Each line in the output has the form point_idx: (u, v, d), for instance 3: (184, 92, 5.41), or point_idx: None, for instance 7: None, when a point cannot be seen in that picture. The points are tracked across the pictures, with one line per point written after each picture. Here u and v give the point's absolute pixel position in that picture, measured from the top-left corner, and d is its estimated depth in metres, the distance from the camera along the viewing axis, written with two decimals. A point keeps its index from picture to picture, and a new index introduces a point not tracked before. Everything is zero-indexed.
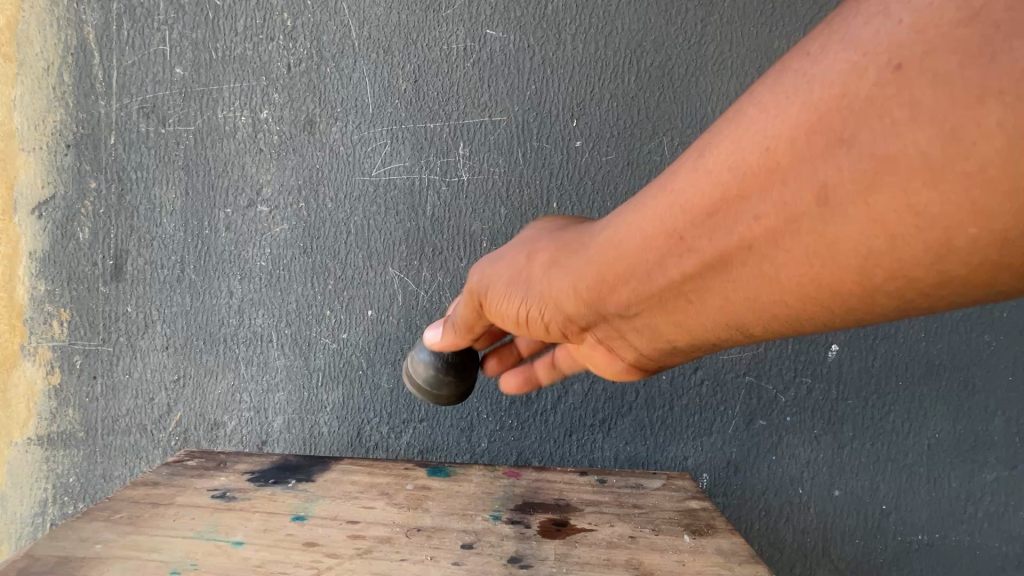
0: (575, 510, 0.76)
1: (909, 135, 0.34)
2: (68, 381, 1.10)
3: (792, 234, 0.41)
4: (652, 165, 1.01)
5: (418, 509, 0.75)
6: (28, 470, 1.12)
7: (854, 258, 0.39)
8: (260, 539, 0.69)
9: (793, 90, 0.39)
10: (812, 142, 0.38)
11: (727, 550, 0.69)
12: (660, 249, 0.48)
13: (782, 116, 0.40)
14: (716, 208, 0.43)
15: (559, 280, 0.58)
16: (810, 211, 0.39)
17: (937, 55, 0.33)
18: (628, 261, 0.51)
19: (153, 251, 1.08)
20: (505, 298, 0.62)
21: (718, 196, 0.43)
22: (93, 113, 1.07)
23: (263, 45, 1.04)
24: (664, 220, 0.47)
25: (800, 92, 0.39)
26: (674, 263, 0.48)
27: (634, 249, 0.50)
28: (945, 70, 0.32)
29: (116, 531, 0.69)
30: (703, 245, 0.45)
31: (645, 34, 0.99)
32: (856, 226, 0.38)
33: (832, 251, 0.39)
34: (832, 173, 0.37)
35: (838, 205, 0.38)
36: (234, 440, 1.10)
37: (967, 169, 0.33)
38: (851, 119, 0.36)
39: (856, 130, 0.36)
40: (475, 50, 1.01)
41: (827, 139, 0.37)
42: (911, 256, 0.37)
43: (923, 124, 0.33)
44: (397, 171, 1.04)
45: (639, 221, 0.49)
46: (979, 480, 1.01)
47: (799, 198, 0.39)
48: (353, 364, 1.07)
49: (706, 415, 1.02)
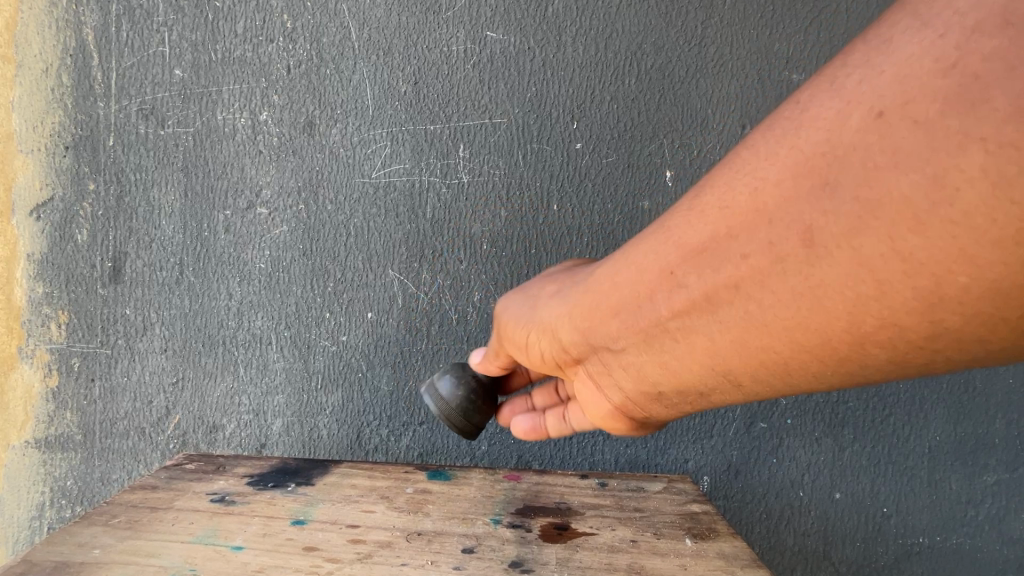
0: (576, 514, 0.75)
1: (926, 203, 0.36)
2: (66, 384, 1.10)
3: (806, 286, 0.42)
4: (652, 167, 1.01)
5: (418, 513, 0.74)
6: (26, 473, 1.11)
7: (863, 303, 0.40)
8: (260, 544, 0.68)
9: (806, 142, 0.41)
10: (822, 194, 0.40)
11: (729, 554, 0.68)
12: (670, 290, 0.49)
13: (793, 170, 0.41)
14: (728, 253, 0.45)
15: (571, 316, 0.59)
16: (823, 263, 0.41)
17: (953, 124, 0.34)
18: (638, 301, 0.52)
19: (152, 253, 1.08)
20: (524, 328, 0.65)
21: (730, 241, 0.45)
22: (92, 115, 1.07)
23: (263, 46, 1.04)
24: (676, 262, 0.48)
25: (814, 144, 0.40)
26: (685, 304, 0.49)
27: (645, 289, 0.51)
28: (927, 115, 0.35)
29: (114, 535, 0.69)
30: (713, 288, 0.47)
31: (646, 36, 0.99)
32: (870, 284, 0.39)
33: (845, 305, 0.41)
34: (846, 229, 0.39)
35: (851, 262, 0.39)
36: (233, 443, 1.09)
37: (986, 242, 0.34)
38: (864, 179, 0.38)
39: (870, 189, 0.38)
40: (475, 52, 1.01)
41: (839, 193, 0.39)
42: (927, 319, 0.38)
43: (941, 192, 0.35)
44: (397, 173, 1.04)
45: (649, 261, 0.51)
46: (980, 483, 1.00)
47: (813, 249, 0.41)
48: (352, 366, 1.06)
49: (707, 418, 1.01)
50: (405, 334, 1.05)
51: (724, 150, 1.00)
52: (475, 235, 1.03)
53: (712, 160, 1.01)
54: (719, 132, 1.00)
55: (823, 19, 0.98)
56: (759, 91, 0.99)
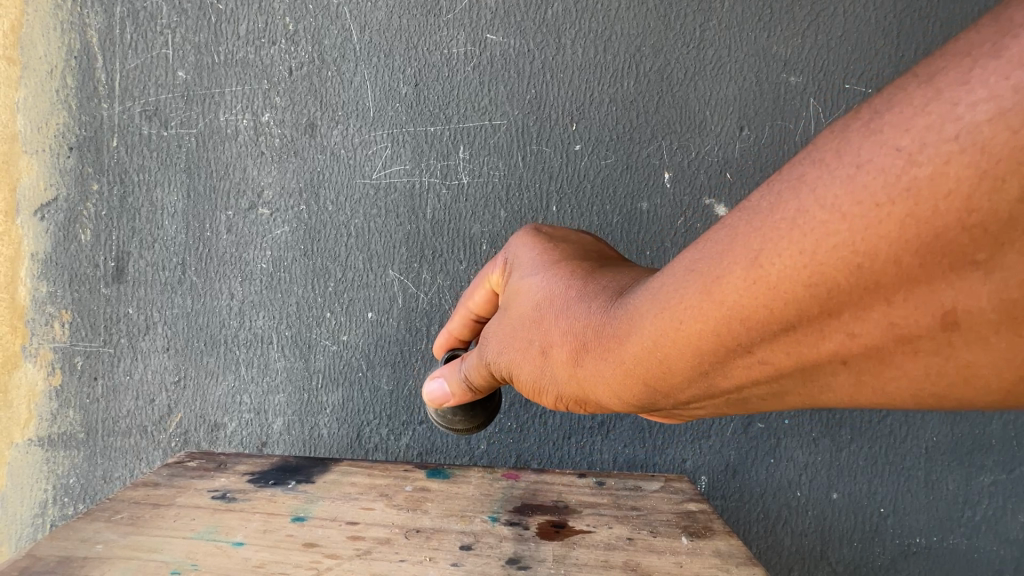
0: (574, 512, 0.76)
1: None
2: (69, 382, 1.11)
3: (903, 352, 0.43)
4: (651, 168, 1.02)
5: (417, 511, 0.75)
6: (29, 471, 1.12)
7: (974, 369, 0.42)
8: (260, 540, 0.69)
9: (884, 196, 0.38)
10: (929, 265, 0.38)
11: (725, 552, 0.69)
12: (723, 356, 0.49)
13: (871, 228, 0.39)
14: (794, 324, 0.44)
15: (597, 375, 0.59)
16: (929, 333, 0.41)
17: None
18: (682, 367, 0.52)
19: (155, 253, 1.09)
20: (535, 380, 0.64)
21: (796, 314, 0.44)
22: (96, 117, 1.08)
23: (266, 48, 1.05)
24: (725, 330, 0.47)
25: (898, 201, 0.38)
26: (744, 368, 0.49)
27: (686, 353, 0.50)
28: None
29: (117, 531, 0.70)
30: (780, 356, 0.47)
31: (644, 39, 1.00)
32: (982, 354, 0.41)
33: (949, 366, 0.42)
34: (957, 298, 0.39)
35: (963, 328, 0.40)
36: (234, 442, 1.10)
37: None
38: (975, 243, 0.37)
39: (985, 253, 0.37)
40: (475, 54, 1.02)
41: (951, 261, 0.38)
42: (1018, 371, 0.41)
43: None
44: (397, 174, 1.05)
45: (688, 325, 0.49)
46: (977, 484, 1.01)
47: (918, 321, 0.41)
48: (353, 366, 1.07)
49: (705, 418, 1.02)
50: (405, 334, 1.06)
51: (722, 152, 1.01)
52: (474, 236, 1.04)
53: (710, 161, 1.01)
54: (717, 133, 1.01)
55: (820, 21, 0.98)
56: (757, 93, 1.00)
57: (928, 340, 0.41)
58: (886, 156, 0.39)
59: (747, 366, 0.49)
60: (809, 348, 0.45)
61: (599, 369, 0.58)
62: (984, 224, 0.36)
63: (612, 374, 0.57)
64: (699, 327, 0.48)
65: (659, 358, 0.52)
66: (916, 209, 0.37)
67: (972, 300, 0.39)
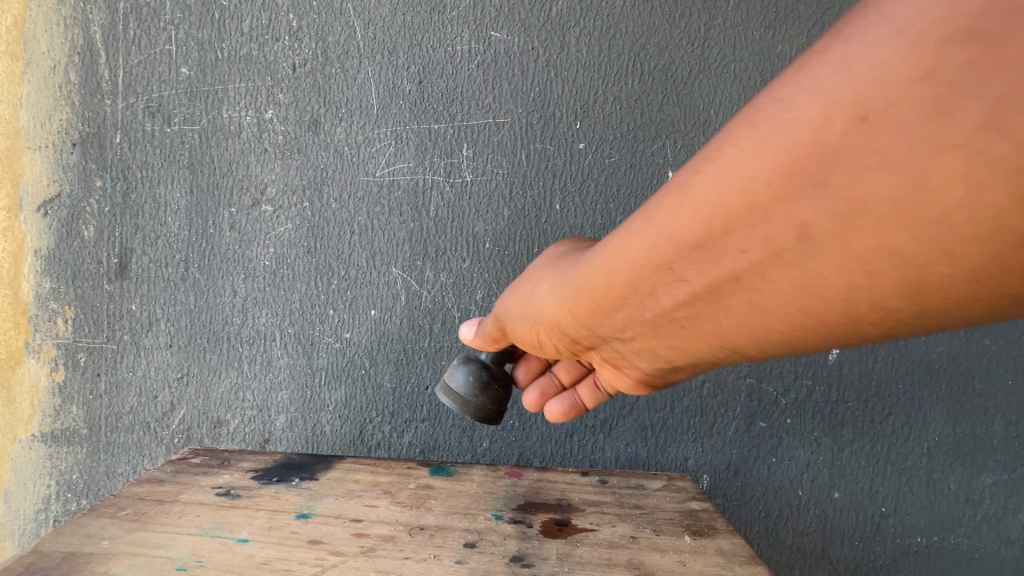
0: (577, 510, 0.76)
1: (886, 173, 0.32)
2: (73, 378, 1.11)
3: (778, 269, 0.39)
4: (655, 167, 1.01)
5: (420, 509, 0.75)
6: (32, 467, 1.12)
7: (861, 293, 0.37)
8: (265, 537, 0.69)
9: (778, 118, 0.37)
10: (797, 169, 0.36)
11: (728, 550, 0.69)
12: (648, 279, 0.46)
13: (762, 157, 0.37)
14: (703, 241, 0.41)
15: (551, 308, 0.58)
16: (793, 246, 0.38)
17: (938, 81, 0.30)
18: (615, 290, 0.50)
19: (158, 250, 1.09)
20: (520, 324, 0.65)
21: (705, 226, 0.41)
22: (99, 112, 1.08)
23: (269, 45, 1.05)
24: (652, 253, 0.45)
25: (798, 113, 0.36)
26: (664, 291, 0.46)
27: (621, 280, 0.48)
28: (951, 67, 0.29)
29: (122, 528, 0.70)
30: (691, 277, 0.44)
31: (649, 37, 1.00)
32: (838, 263, 0.36)
33: (846, 287, 0.37)
34: (811, 207, 0.36)
35: (817, 241, 0.36)
36: (237, 438, 1.10)
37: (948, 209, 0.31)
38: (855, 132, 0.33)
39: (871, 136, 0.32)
40: (479, 51, 1.02)
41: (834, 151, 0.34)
42: (936, 285, 0.34)
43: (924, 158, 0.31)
44: (401, 171, 1.04)
45: (627, 250, 0.47)
46: (978, 483, 1.01)
47: (783, 233, 0.37)
48: (356, 363, 1.07)
49: (707, 417, 1.02)
50: (408, 332, 1.06)
51: None
52: (478, 234, 1.04)
53: None
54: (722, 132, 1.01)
55: (825, 20, 0.98)
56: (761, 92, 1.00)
57: (818, 247, 0.37)
58: (822, 76, 0.35)
59: (669, 290, 0.46)
60: (712, 268, 0.42)
61: (552, 302, 0.58)
62: (857, 110, 0.33)
63: (561, 306, 0.56)
64: (633, 246, 0.46)
65: (601, 287, 0.51)
66: (813, 115, 0.35)
67: (871, 195, 0.33)
